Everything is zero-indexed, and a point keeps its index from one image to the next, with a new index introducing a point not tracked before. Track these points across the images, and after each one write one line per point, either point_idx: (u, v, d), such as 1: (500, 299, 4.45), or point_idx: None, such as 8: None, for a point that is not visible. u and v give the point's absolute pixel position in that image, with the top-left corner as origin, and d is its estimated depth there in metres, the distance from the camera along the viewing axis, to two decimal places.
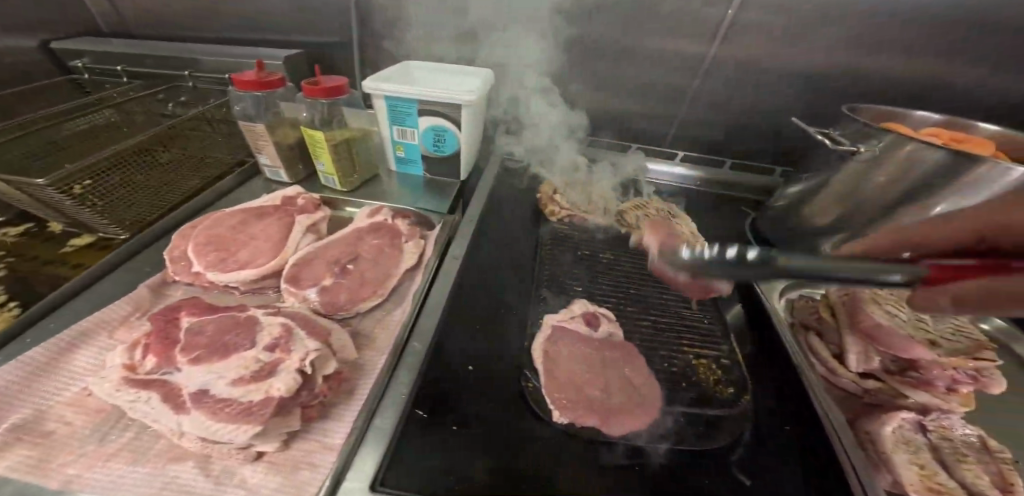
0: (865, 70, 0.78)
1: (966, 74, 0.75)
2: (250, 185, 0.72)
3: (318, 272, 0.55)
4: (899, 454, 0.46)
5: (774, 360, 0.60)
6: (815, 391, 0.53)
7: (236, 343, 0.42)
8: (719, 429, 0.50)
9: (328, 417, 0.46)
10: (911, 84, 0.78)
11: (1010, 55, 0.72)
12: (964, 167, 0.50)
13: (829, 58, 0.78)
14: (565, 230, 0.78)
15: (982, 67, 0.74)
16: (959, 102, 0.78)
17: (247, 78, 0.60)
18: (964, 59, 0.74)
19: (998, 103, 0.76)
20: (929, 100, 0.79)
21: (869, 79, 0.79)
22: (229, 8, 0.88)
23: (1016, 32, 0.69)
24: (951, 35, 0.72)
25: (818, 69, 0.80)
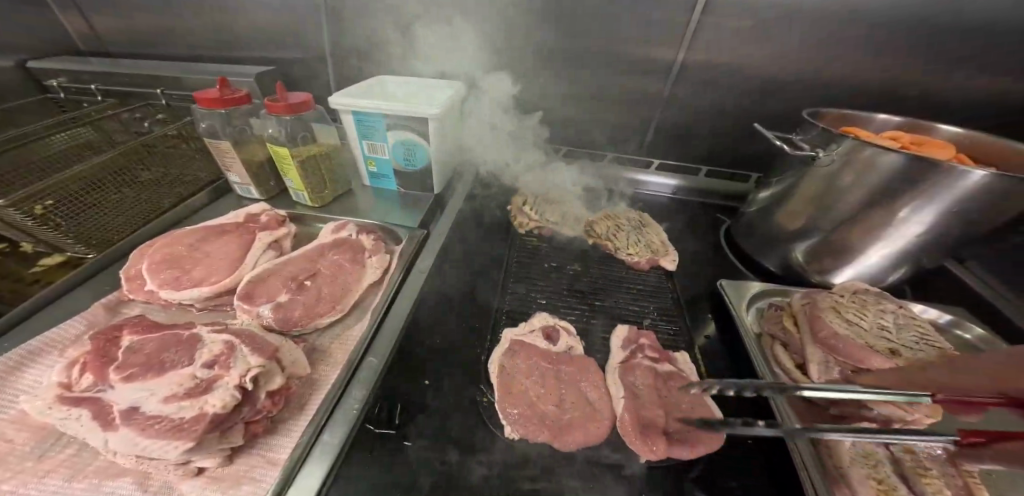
0: (833, 71, 0.77)
1: (932, 71, 0.75)
2: (222, 202, 0.75)
3: (274, 288, 0.56)
4: (856, 468, 0.44)
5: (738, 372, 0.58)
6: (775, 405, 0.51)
7: (173, 360, 0.43)
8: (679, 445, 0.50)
9: (276, 431, 0.46)
10: (879, 84, 0.78)
11: (973, 51, 0.71)
12: (925, 170, 0.51)
13: (798, 59, 0.77)
14: (533, 242, 0.78)
15: (947, 63, 0.73)
16: (926, 100, 0.78)
17: (210, 95, 0.62)
18: (930, 57, 0.73)
19: (964, 99, 0.76)
20: (896, 98, 0.78)
21: (836, 80, 0.78)
22: (206, 27, 0.92)
23: (977, 28, 0.69)
24: (916, 32, 0.71)
25: (786, 71, 0.79)
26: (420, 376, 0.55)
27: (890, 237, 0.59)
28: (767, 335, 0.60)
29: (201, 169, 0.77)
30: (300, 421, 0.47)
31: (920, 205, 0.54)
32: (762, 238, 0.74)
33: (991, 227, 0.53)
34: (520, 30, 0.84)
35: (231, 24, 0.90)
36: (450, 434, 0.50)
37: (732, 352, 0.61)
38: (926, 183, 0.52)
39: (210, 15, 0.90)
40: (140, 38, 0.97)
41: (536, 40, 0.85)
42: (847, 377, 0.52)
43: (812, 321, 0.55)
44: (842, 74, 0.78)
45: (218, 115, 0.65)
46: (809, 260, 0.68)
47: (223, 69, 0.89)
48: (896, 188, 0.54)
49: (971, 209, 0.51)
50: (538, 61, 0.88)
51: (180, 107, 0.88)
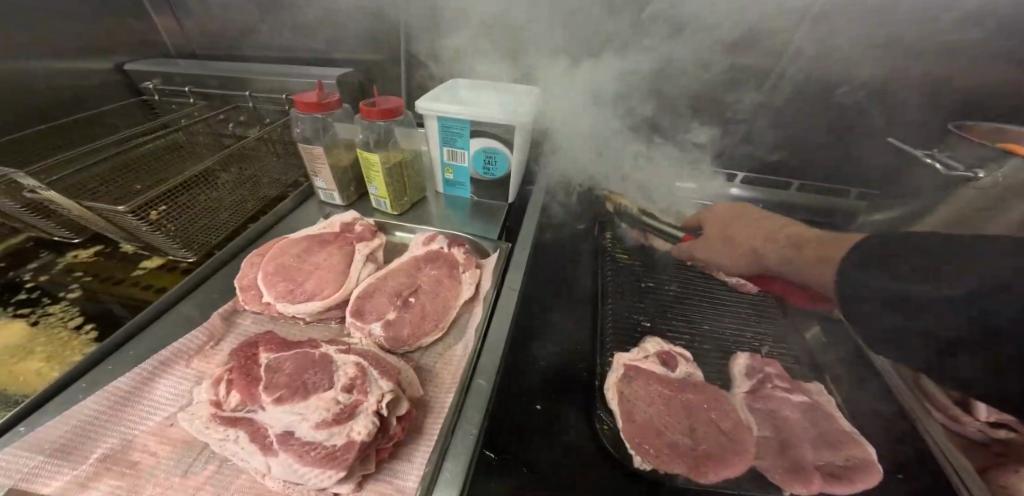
0: (964, 84, 0.70)
1: None
2: (306, 207, 0.71)
3: (380, 305, 0.52)
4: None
5: (881, 405, 0.54)
6: (932, 434, 0.49)
7: (315, 382, 0.40)
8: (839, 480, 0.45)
9: (400, 457, 0.44)
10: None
11: None
12: None
13: (920, 68, 0.71)
14: (625, 262, 0.73)
15: None
16: None
17: (309, 99, 0.55)
18: None
19: None
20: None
21: (968, 94, 0.71)
22: (285, 26, 0.90)
23: None
24: None
25: (904, 83, 0.73)
26: (533, 400, 0.54)
27: None
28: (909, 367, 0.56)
29: (281, 174, 0.75)
30: (422, 448, 0.44)
31: None
32: None
33: None
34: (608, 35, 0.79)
35: (313, 26, 0.89)
36: (572, 464, 0.47)
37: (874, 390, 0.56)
38: None
39: (294, 17, 0.88)
40: (219, 38, 0.96)
41: (625, 50, 0.80)
42: None
43: None
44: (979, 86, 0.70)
45: (314, 119, 0.61)
46: None
47: (305, 71, 0.87)
48: None
49: None
50: (624, 69, 0.82)
51: (265, 110, 0.87)
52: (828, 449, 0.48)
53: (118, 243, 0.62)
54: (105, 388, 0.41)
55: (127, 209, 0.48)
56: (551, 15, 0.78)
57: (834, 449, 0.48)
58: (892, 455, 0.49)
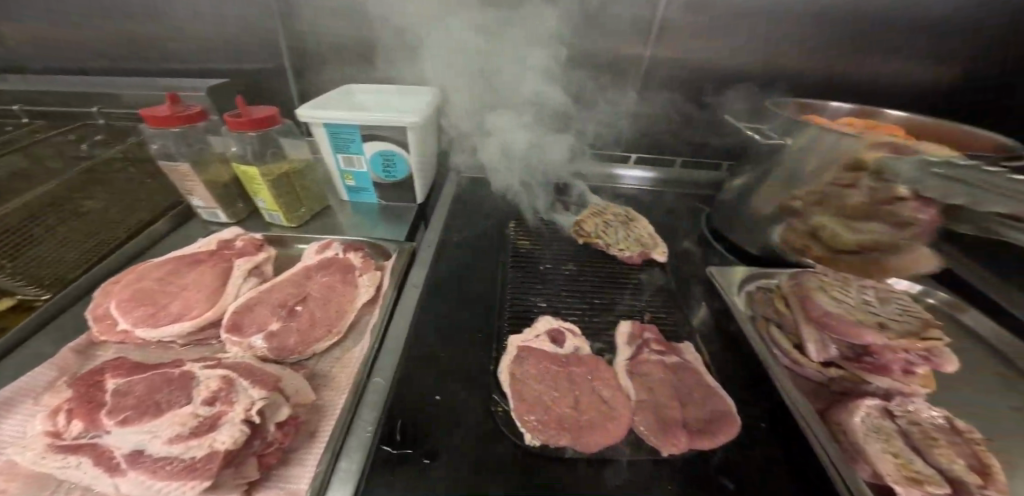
0: (780, 65, 0.88)
1: (857, 64, 0.87)
2: (188, 227, 0.69)
3: (261, 317, 0.52)
4: (872, 443, 0.47)
5: (744, 355, 0.62)
6: (781, 381, 0.56)
7: (170, 399, 0.40)
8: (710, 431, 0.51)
9: (291, 462, 0.44)
10: (818, 76, 0.89)
11: (886, 45, 0.84)
12: (886, 152, 0.55)
13: (748, 56, 0.87)
14: (526, 248, 0.77)
15: (869, 55, 0.85)
16: (854, 90, 0.90)
17: (159, 113, 0.52)
18: (856, 50, 0.85)
19: (881, 90, 0.89)
20: (829, 92, 0.91)
21: (783, 74, 0.88)
22: (156, 37, 0.86)
23: (887, 26, 0.82)
24: (842, 28, 0.82)
25: (741, 70, 0.89)
26: (433, 391, 0.54)
27: None
28: (761, 318, 0.65)
29: (158, 197, 0.72)
30: (314, 451, 0.46)
31: None
32: (735, 223, 0.81)
33: None
34: (498, 31, 0.86)
35: (193, 37, 0.86)
36: (472, 447, 0.48)
37: (739, 348, 0.63)
38: None
39: (170, 30, 0.85)
40: (84, 53, 0.89)
41: (512, 45, 0.87)
42: (843, 354, 0.55)
43: (803, 302, 0.59)
44: (791, 66, 0.88)
45: (173, 133, 0.57)
46: (788, 242, 0.73)
47: (178, 84, 0.84)
48: None
49: None
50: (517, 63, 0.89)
51: (122, 126, 0.88)
52: (694, 405, 0.54)
53: None
54: None
55: None
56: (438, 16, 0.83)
57: (698, 406, 0.54)
58: (747, 394, 0.57)
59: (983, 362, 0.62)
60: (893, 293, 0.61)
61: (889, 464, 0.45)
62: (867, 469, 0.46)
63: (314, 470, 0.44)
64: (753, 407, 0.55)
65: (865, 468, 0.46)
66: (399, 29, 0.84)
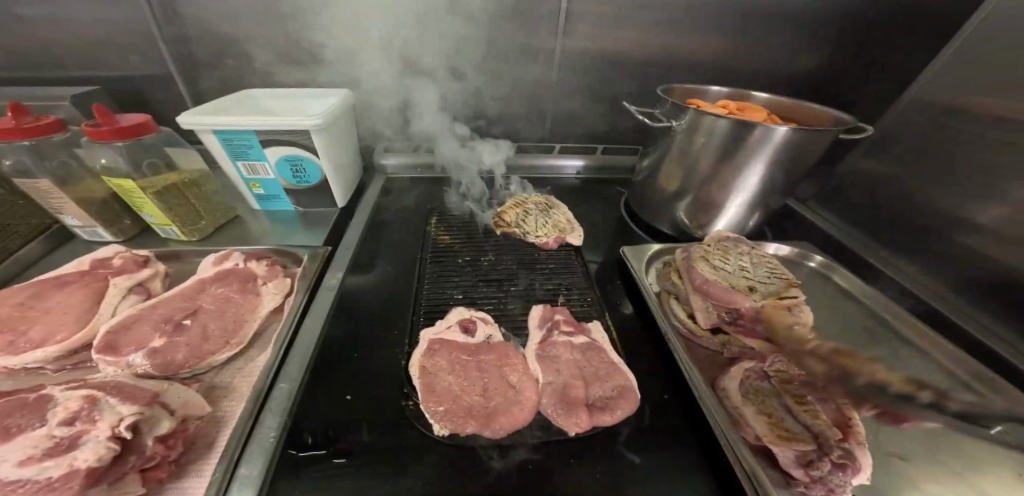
0: (678, 53, 0.93)
1: (744, 49, 0.94)
2: (67, 250, 0.66)
3: (141, 335, 0.49)
4: (748, 409, 0.52)
5: (651, 331, 0.66)
6: (678, 354, 0.60)
7: (20, 425, 0.38)
8: (611, 409, 0.54)
9: (185, 474, 0.43)
10: (712, 62, 0.96)
11: (764, 31, 0.91)
12: (747, 132, 0.60)
13: (649, 45, 0.92)
14: (447, 244, 0.78)
15: (752, 41, 0.93)
16: (742, 74, 0.98)
17: (2, 125, 0.49)
18: (741, 37, 0.92)
19: (763, 72, 0.98)
20: (723, 77, 0.98)
21: (680, 62, 0.95)
22: (20, 42, 0.79)
23: (763, 14, 0.89)
24: (727, 17, 0.89)
25: (644, 58, 0.93)
26: (344, 392, 0.54)
27: (737, 188, 0.69)
28: (664, 292, 0.70)
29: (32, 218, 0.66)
30: (214, 453, 0.45)
31: (751, 162, 0.64)
32: (646, 204, 0.86)
33: (812, 165, 0.64)
34: (404, 28, 0.86)
35: (71, 40, 0.80)
36: (383, 443, 0.49)
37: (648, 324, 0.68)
38: (749, 142, 0.61)
39: (41, 33, 0.79)
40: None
41: (420, 41, 0.88)
42: (724, 319, 0.61)
43: (688, 271, 0.64)
44: (687, 53, 0.94)
45: (25, 147, 0.52)
46: (690, 218, 0.78)
47: (43, 92, 0.77)
48: (738, 151, 0.63)
49: (788, 158, 0.61)
50: (427, 58, 0.90)
51: None
52: (600, 383, 0.58)
53: None
54: None
55: None
56: (339, 15, 0.83)
57: (604, 383, 0.58)
58: (655, 369, 0.61)
59: (847, 312, 0.70)
60: (765, 257, 0.67)
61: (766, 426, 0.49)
62: (749, 432, 0.50)
63: (213, 468, 0.44)
64: (658, 382, 0.59)
65: (747, 430, 0.50)
66: (307, 30, 0.84)
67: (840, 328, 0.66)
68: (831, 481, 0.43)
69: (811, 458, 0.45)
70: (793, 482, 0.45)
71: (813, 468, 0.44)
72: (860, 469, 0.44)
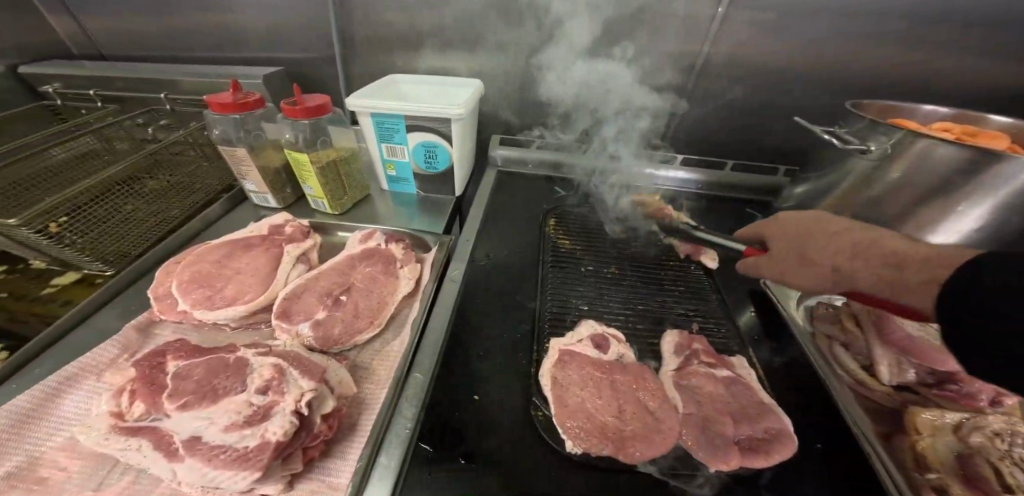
0: (849, 63, 0.81)
1: (939, 62, 0.79)
2: (237, 213, 0.73)
3: (309, 305, 0.53)
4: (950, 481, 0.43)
5: (810, 378, 0.56)
6: (844, 400, 0.52)
7: (225, 386, 0.41)
8: (765, 453, 0.47)
9: (334, 454, 0.44)
10: (892, 76, 0.82)
11: (973, 43, 0.76)
12: (981, 166, 0.49)
13: (812, 55, 0.81)
14: (567, 247, 0.75)
15: (953, 53, 0.77)
16: (929, 92, 0.82)
17: (223, 99, 0.54)
18: (940, 47, 0.77)
19: (955, 95, 0.82)
20: (904, 92, 0.83)
21: (851, 72, 0.82)
22: (220, 29, 0.93)
23: (978, 21, 0.73)
24: (930, 21, 0.74)
25: (803, 67, 0.83)
26: (471, 391, 0.52)
27: (940, 232, 0.56)
28: (823, 335, 0.61)
29: (215, 179, 0.77)
30: (356, 440, 0.46)
31: (973, 202, 0.52)
32: None
33: None
34: (543, 24, 0.85)
35: (259, 25, 0.91)
36: (512, 451, 0.46)
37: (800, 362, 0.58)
38: (986, 176, 0.49)
39: (237, 20, 0.91)
40: (165, 42, 0.98)
41: (556, 39, 0.87)
42: (921, 380, 0.52)
43: (883, 325, 0.57)
44: (860, 66, 0.81)
45: (232, 119, 0.58)
46: None
47: (231, 72, 0.89)
48: (958, 187, 0.52)
49: None
50: (559, 55, 0.89)
51: (187, 111, 0.92)
52: (748, 422, 0.50)
53: (40, 260, 0.60)
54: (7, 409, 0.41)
55: (18, 221, 0.50)
56: (483, 11, 0.84)
57: (754, 423, 0.50)
58: (813, 419, 0.52)
59: None
60: None
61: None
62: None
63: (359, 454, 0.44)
64: (815, 429, 0.50)
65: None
66: (454, 21, 0.86)
67: None
68: None
69: None
70: None
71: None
72: None
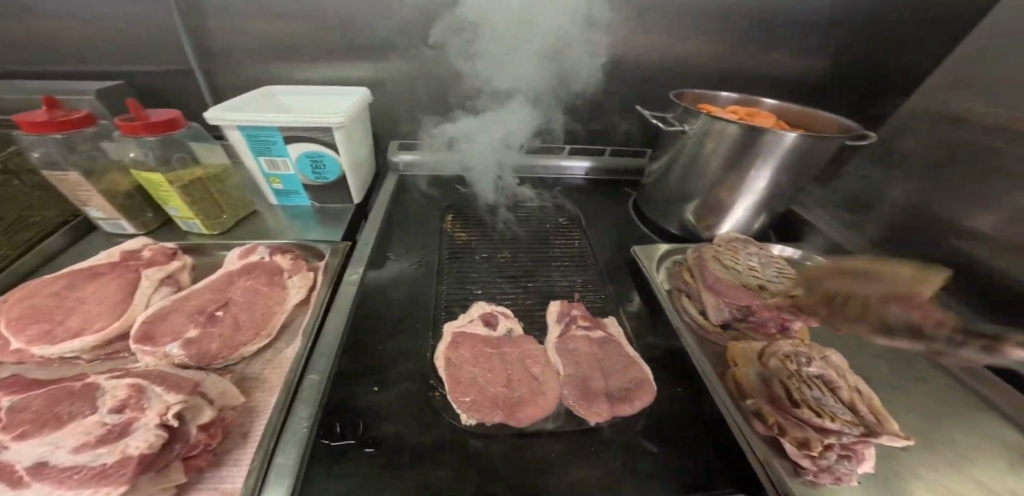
0: (683, 58, 0.98)
1: (745, 56, 0.98)
2: (86, 242, 0.67)
3: (179, 325, 0.51)
4: (759, 400, 0.53)
5: (667, 330, 0.68)
6: (688, 347, 0.63)
7: (71, 411, 0.39)
8: (629, 400, 0.56)
9: (222, 464, 0.44)
10: (716, 68, 1.00)
11: (764, 40, 0.96)
12: (758, 138, 0.63)
13: (654, 52, 0.96)
14: (464, 240, 0.81)
15: (751, 50, 0.97)
16: (745, 81, 1.02)
17: (36, 118, 0.50)
18: (742, 44, 0.97)
19: (761, 82, 1.03)
20: (728, 81, 1.02)
21: (685, 66, 0.99)
22: (48, 40, 0.83)
23: (763, 23, 0.93)
24: (731, 23, 0.93)
25: (649, 62, 0.98)
26: (370, 384, 0.54)
27: (744, 193, 0.72)
28: (676, 289, 0.73)
29: (51, 208, 0.68)
30: (249, 449, 0.45)
31: (759, 167, 0.67)
32: (656, 204, 0.88)
33: (821, 168, 0.67)
34: (420, 30, 0.89)
35: (100, 35, 0.83)
36: (411, 432, 0.50)
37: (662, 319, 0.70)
38: (763, 146, 0.64)
39: (70, 31, 0.82)
40: None
41: (437, 42, 0.91)
42: (734, 316, 0.64)
43: (703, 270, 0.68)
44: (691, 59, 0.98)
45: (55, 139, 0.53)
46: (699, 219, 0.81)
47: (67, 86, 0.79)
48: (747, 156, 0.66)
49: (798, 162, 0.64)
50: (440, 58, 0.93)
51: None
52: (618, 375, 0.59)
53: None
54: None
55: None
56: (357, 17, 0.86)
57: (623, 374, 0.60)
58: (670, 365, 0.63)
59: None
60: (773, 259, 0.71)
61: (774, 415, 0.51)
62: (760, 424, 0.52)
63: (248, 468, 0.43)
64: (671, 377, 0.61)
65: (758, 423, 0.52)
66: (329, 29, 0.87)
67: (843, 328, 0.70)
68: (837, 470, 0.46)
69: (805, 439, 0.48)
70: (802, 472, 0.48)
71: (822, 459, 0.46)
72: (863, 458, 0.47)
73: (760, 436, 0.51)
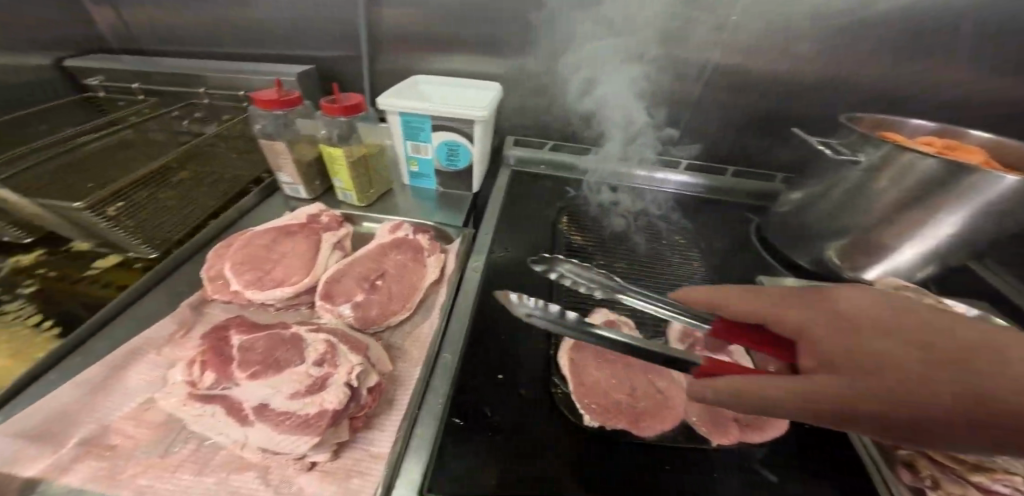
0: (840, 74, 0.89)
1: (918, 77, 0.87)
2: (269, 203, 0.76)
3: (349, 288, 0.58)
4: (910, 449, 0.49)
5: None
6: None
7: (287, 358, 0.46)
8: (756, 429, 0.52)
9: (373, 427, 0.48)
10: (880, 86, 0.89)
11: (946, 61, 0.84)
12: (960, 176, 0.55)
13: (807, 66, 0.89)
14: (579, 243, 0.81)
15: (929, 71, 0.86)
16: (911, 105, 0.90)
17: (267, 96, 0.58)
18: (918, 64, 0.85)
19: (934, 108, 0.90)
20: (891, 103, 0.91)
21: (842, 83, 0.90)
22: (251, 27, 0.98)
23: (950, 41, 0.82)
24: (907, 40, 0.83)
25: (799, 76, 0.90)
26: (496, 371, 0.55)
27: (918, 237, 0.64)
28: None
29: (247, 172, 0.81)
30: (394, 417, 0.50)
31: (952, 208, 0.58)
32: (790, 232, 0.81)
33: None
34: (560, 31, 0.90)
35: (290, 24, 0.96)
36: (534, 427, 0.50)
37: None
38: (964, 186, 0.55)
39: (268, 19, 0.96)
40: (199, 40, 1.04)
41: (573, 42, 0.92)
42: None
43: None
44: (851, 75, 0.88)
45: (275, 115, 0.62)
46: (844, 258, 0.73)
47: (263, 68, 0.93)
48: (936, 195, 0.58)
49: (1007, 209, 0.55)
50: (573, 56, 0.93)
51: (220, 106, 0.98)
52: None
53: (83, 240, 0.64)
54: (78, 379, 0.46)
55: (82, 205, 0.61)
56: (503, 15, 0.89)
57: None
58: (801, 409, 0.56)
59: None
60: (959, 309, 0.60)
61: (930, 468, 0.47)
62: (906, 472, 0.48)
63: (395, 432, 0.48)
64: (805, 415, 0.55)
65: (904, 471, 0.48)
66: (475, 26, 0.91)
67: None
68: None
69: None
70: None
71: None
72: None
73: (907, 486, 0.47)
